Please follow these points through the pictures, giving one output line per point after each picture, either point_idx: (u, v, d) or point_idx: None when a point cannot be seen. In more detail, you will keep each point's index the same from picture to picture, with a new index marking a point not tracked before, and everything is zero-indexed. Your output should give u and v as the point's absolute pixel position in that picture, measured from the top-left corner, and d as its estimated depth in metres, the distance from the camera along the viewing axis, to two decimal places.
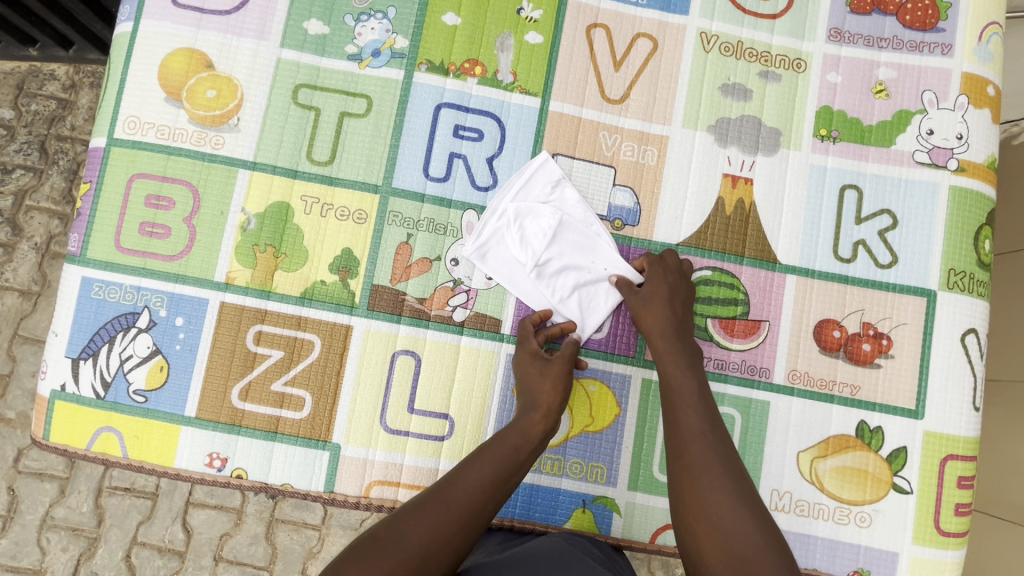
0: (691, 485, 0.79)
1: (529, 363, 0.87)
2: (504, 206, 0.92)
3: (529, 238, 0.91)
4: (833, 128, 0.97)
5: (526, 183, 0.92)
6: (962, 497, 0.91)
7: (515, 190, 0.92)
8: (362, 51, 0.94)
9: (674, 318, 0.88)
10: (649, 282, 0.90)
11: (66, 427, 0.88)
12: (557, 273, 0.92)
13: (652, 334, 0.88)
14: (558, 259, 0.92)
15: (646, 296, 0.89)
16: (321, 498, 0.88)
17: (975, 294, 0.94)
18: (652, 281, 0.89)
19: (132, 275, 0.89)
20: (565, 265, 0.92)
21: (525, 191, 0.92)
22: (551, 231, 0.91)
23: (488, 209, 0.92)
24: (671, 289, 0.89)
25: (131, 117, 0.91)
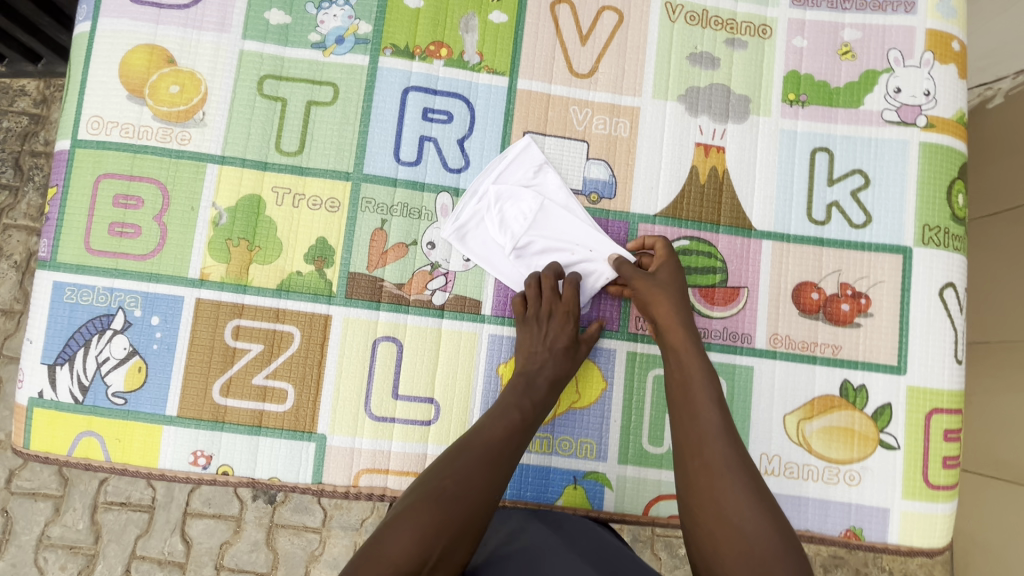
0: (709, 483, 0.75)
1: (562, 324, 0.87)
2: (485, 187, 0.91)
3: (507, 221, 0.92)
4: (801, 92, 0.97)
5: (509, 165, 0.92)
6: (950, 450, 0.92)
7: (497, 172, 0.92)
8: (326, 39, 0.93)
9: (685, 310, 0.87)
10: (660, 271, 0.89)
11: (45, 435, 0.86)
12: (535, 256, 0.93)
13: (664, 329, 0.87)
14: (539, 243, 0.93)
15: (659, 288, 0.88)
16: (310, 490, 0.87)
17: (951, 249, 0.95)
18: (663, 274, 0.89)
19: (104, 276, 0.88)
20: (546, 248, 0.93)
21: (508, 173, 0.92)
22: (531, 214, 0.91)
23: (468, 190, 0.92)
24: (680, 281, 0.89)
25: (95, 117, 0.90)
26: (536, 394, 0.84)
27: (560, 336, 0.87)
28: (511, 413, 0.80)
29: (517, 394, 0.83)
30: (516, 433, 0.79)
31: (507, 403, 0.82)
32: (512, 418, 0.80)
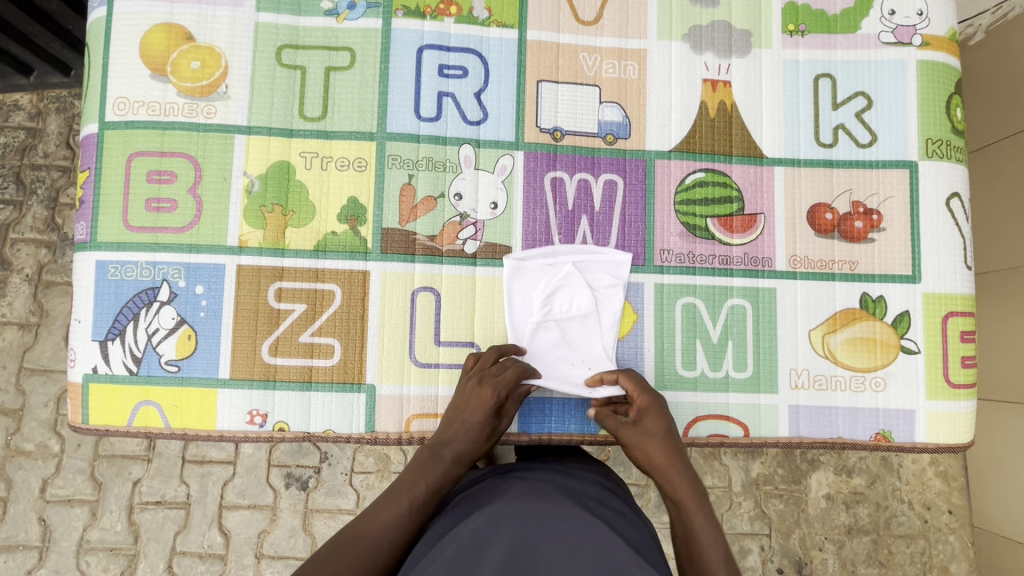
0: None
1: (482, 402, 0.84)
2: (566, 266, 0.94)
3: (551, 298, 0.94)
4: (800, 22, 1.01)
5: (592, 263, 0.95)
6: (967, 350, 0.97)
7: (580, 258, 0.95)
8: (338, 5, 0.95)
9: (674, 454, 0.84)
10: (648, 418, 0.87)
11: (103, 408, 0.89)
12: (549, 339, 0.94)
13: (654, 463, 0.84)
14: (555, 334, 0.94)
15: (643, 426, 0.87)
16: (363, 439, 0.91)
17: (954, 160, 0.99)
18: (649, 419, 0.87)
19: (146, 251, 0.90)
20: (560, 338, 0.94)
21: (588, 266, 0.95)
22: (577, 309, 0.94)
23: (542, 247, 0.95)
24: (668, 428, 0.87)
25: (121, 98, 0.92)
26: (440, 468, 0.80)
27: (475, 412, 0.84)
28: (408, 492, 0.76)
29: (420, 470, 0.80)
30: (409, 513, 0.74)
31: (406, 482, 0.78)
32: (404, 501, 0.75)
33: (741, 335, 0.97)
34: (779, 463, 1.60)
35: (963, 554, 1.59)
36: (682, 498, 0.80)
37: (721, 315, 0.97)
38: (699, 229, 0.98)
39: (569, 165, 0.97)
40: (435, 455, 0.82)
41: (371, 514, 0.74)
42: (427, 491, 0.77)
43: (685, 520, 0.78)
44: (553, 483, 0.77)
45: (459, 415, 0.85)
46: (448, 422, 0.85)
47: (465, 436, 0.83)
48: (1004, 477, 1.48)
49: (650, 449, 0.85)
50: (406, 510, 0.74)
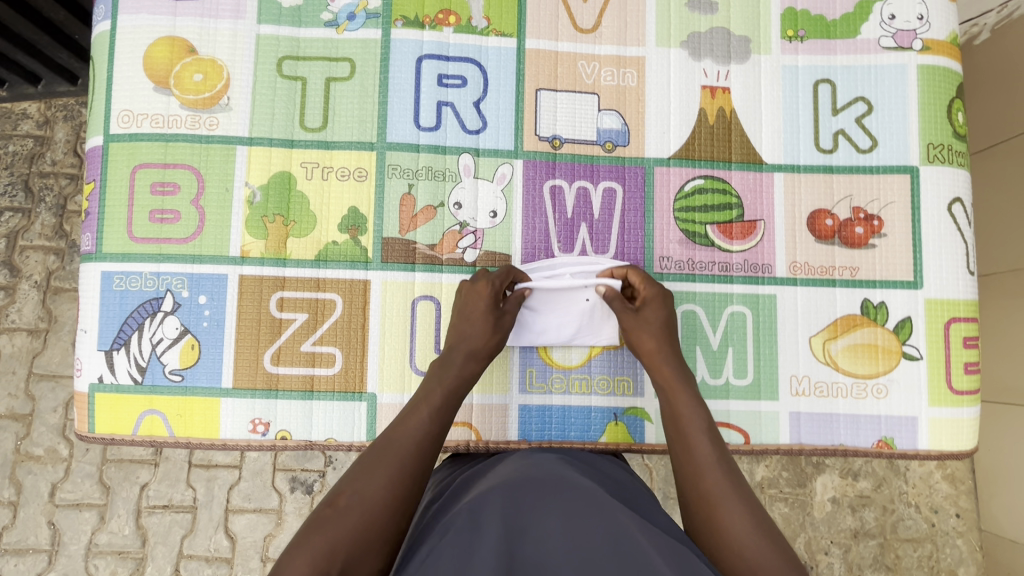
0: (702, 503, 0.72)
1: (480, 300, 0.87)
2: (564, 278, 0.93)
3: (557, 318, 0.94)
4: (799, 28, 1.01)
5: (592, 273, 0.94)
6: (970, 356, 0.96)
7: (580, 269, 0.93)
8: (338, 16, 0.96)
9: (671, 346, 0.88)
10: (648, 308, 0.90)
11: (109, 417, 0.91)
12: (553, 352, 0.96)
13: (666, 388, 0.85)
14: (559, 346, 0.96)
15: (644, 317, 0.89)
16: (365, 447, 0.92)
17: (956, 164, 0.99)
18: (650, 308, 0.89)
19: (150, 262, 0.92)
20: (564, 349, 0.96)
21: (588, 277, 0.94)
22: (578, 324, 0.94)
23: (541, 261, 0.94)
24: (667, 318, 0.89)
25: (124, 111, 0.93)
26: (451, 370, 0.84)
27: (477, 310, 0.87)
28: (422, 405, 0.80)
29: (433, 380, 0.83)
30: (432, 420, 0.78)
31: (420, 394, 0.81)
32: (422, 413, 0.78)
33: (742, 341, 0.97)
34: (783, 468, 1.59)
35: (971, 558, 1.58)
36: (689, 423, 0.79)
37: (721, 322, 0.97)
38: (698, 236, 0.98)
39: (568, 173, 0.97)
40: (445, 363, 0.84)
41: (394, 427, 0.77)
42: (446, 395, 0.81)
43: (691, 443, 0.78)
44: (555, 451, 0.81)
45: (461, 318, 0.87)
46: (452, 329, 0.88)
47: (472, 338, 0.86)
48: (1012, 482, 1.47)
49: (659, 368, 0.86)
50: (428, 419, 0.78)
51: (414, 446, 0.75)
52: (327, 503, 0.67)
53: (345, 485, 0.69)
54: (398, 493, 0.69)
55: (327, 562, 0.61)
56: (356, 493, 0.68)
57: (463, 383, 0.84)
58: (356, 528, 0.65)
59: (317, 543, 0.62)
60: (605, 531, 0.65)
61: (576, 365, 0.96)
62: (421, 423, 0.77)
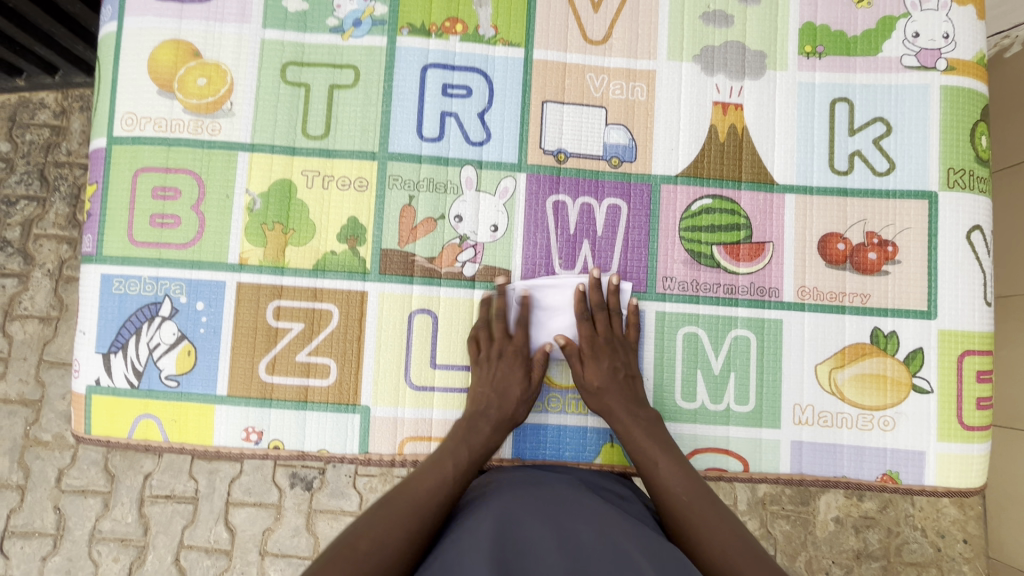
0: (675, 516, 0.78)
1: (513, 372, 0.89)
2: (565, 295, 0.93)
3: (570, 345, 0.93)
4: (817, 43, 0.97)
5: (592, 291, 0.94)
6: (983, 391, 0.93)
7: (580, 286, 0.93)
8: (344, 22, 0.95)
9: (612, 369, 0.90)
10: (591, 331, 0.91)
11: (105, 420, 0.91)
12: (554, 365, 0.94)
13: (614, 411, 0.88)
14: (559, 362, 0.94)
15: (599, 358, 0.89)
16: (357, 459, 0.91)
17: (977, 191, 0.95)
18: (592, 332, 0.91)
19: (149, 266, 0.92)
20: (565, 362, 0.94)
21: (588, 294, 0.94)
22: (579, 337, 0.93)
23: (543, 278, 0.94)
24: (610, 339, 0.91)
25: (128, 114, 0.93)
26: (479, 436, 0.85)
27: (511, 379, 0.88)
28: (448, 460, 0.81)
29: (459, 440, 0.84)
30: (454, 480, 0.79)
31: (447, 450, 0.83)
32: (447, 468, 0.80)
33: (745, 366, 0.94)
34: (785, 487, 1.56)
35: None
36: (647, 450, 0.84)
37: (724, 346, 0.95)
38: (704, 257, 0.95)
39: (572, 189, 0.95)
40: (473, 424, 0.86)
41: (415, 477, 0.78)
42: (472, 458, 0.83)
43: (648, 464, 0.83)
44: (549, 473, 0.81)
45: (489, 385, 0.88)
46: (482, 394, 0.88)
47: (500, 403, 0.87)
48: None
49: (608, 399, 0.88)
50: (450, 478, 0.79)
51: (435, 498, 0.76)
52: (346, 541, 0.67)
53: (364, 527, 0.69)
54: (417, 544, 0.70)
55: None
56: (377, 538, 0.68)
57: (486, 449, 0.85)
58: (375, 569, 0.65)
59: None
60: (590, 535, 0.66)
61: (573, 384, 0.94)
62: (445, 478, 0.79)
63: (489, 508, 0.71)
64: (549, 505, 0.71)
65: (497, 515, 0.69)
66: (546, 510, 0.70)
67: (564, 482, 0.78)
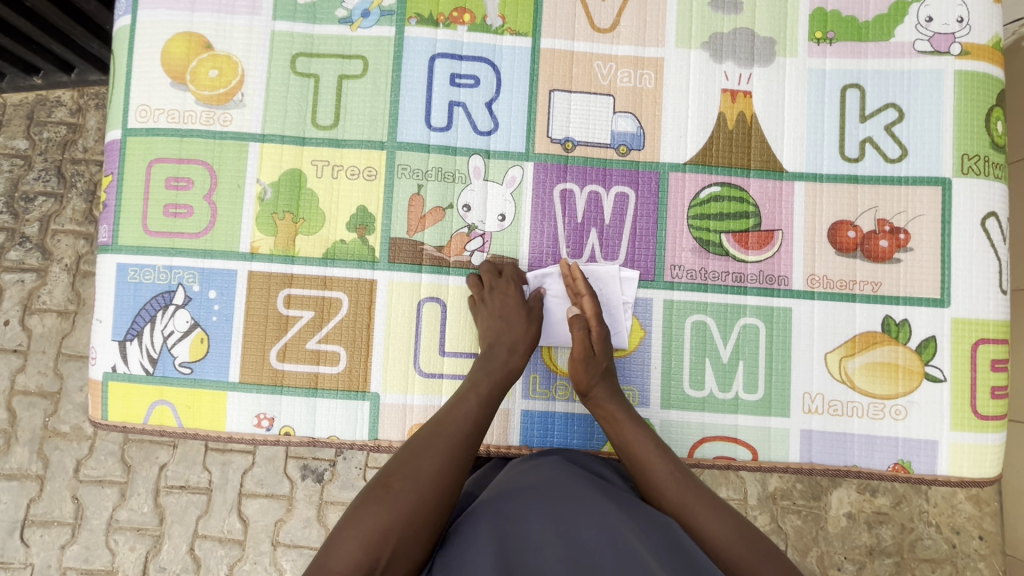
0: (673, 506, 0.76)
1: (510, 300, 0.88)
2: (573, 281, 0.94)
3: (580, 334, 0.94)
4: (828, 30, 0.96)
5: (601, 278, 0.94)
6: (998, 380, 0.92)
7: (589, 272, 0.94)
8: (352, 13, 0.96)
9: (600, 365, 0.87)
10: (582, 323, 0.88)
11: (121, 406, 0.93)
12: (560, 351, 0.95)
13: (604, 405, 0.85)
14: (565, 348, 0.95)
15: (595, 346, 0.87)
16: (366, 446, 0.92)
17: (992, 177, 0.93)
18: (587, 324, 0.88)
19: (163, 255, 0.93)
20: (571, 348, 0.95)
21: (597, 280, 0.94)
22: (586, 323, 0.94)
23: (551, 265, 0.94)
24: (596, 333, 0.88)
25: (142, 106, 0.95)
26: (499, 364, 0.85)
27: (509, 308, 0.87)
28: (470, 397, 0.81)
29: (477, 376, 0.84)
30: (479, 411, 0.80)
31: (470, 383, 0.84)
32: (468, 403, 0.81)
33: (753, 355, 0.94)
34: (796, 483, 1.55)
35: None
36: (639, 447, 0.81)
37: (733, 335, 0.94)
38: (712, 245, 0.95)
39: (580, 177, 0.95)
40: (488, 358, 0.86)
41: (442, 415, 0.79)
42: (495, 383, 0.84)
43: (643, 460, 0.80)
44: (556, 463, 0.80)
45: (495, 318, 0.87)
46: (488, 326, 0.88)
47: (505, 330, 0.87)
48: None
49: (600, 394, 0.86)
50: (475, 409, 0.80)
51: (462, 435, 0.76)
52: (379, 483, 0.69)
53: (395, 467, 0.71)
54: (451, 477, 0.72)
55: (380, 544, 0.63)
56: (409, 475, 0.69)
57: (511, 377, 0.86)
58: (411, 505, 0.67)
59: (370, 519, 0.65)
60: (591, 529, 0.65)
61: None
62: (470, 410, 0.80)
63: (496, 505, 0.70)
64: (556, 499, 0.70)
65: (502, 514, 0.68)
66: (548, 505, 0.69)
67: (571, 472, 0.77)
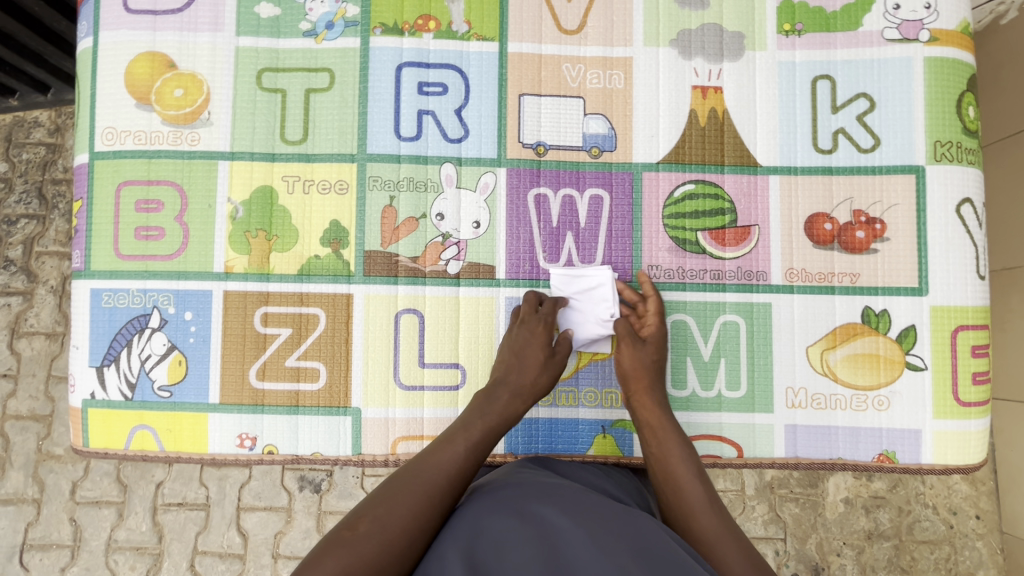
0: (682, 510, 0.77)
1: (536, 347, 0.88)
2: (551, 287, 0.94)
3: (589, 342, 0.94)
4: (796, 21, 0.96)
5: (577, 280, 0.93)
6: (978, 366, 0.92)
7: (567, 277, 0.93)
8: (317, 25, 0.95)
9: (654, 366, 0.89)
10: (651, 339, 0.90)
11: (101, 432, 0.92)
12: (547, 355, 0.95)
13: (643, 408, 0.87)
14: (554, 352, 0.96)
15: (640, 349, 0.89)
16: (351, 461, 0.92)
17: (965, 163, 0.93)
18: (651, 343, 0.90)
19: (136, 279, 0.93)
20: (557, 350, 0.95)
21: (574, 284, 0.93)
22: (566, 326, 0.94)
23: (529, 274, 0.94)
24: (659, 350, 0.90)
25: (108, 128, 0.94)
26: (494, 406, 0.84)
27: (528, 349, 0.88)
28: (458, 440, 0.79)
29: (473, 416, 0.83)
30: (465, 455, 0.78)
31: (457, 426, 0.82)
32: (457, 447, 0.78)
33: (734, 352, 0.94)
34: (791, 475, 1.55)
35: (991, 561, 1.52)
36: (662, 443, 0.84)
37: (713, 332, 0.94)
38: (689, 243, 0.94)
39: (553, 181, 0.95)
40: (488, 397, 0.85)
41: (430, 454, 0.77)
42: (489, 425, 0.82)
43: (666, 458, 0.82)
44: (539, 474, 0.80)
45: (515, 364, 0.87)
46: (502, 363, 0.88)
47: (521, 376, 0.86)
48: None
49: (643, 397, 0.87)
50: (463, 454, 0.78)
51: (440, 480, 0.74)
52: (346, 525, 0.66)
53: (366, 509, 0.68)
54: (425, 522, 0.68)
55: None
56: (378, 519, 0.66)
57: (503, 422, 0.84)
58: (376, 550, 0.63)
59: (331, 563, 0.60)
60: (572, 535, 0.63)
61: (563, 377, 0.95)
62: (453, 453, 0.77)
63: (467, 510, 0.71)
64: (536, 502, 0.70)
65: (471, 519, 0.68)
66: (527, 513, 0.68)
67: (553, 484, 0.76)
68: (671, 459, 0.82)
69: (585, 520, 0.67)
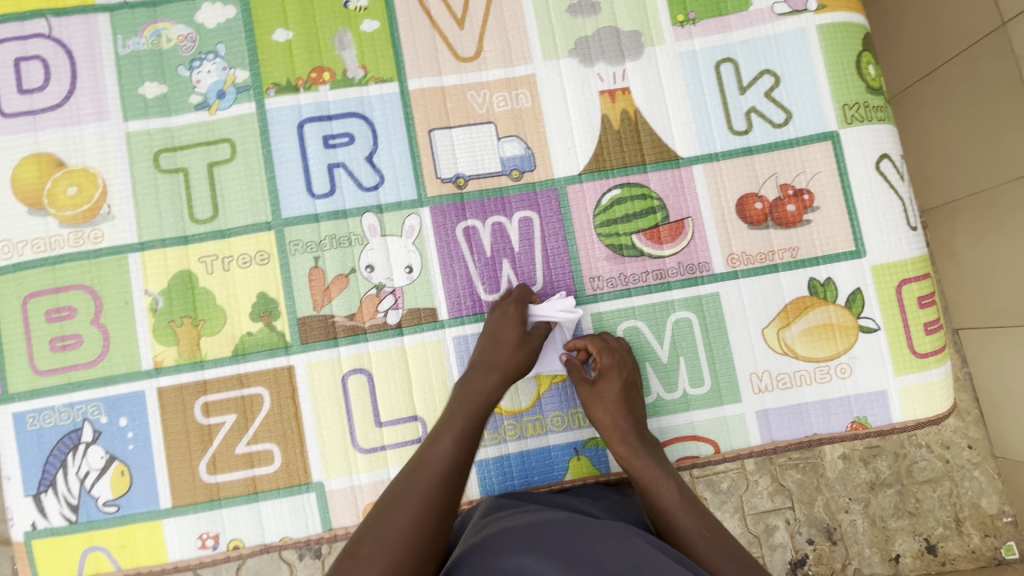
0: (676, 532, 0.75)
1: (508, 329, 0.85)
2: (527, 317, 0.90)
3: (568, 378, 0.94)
4: (689, 11, 0.96)
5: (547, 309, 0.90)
6: (928, 316, 0.92)
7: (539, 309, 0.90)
8: (207, 97, 0.91)
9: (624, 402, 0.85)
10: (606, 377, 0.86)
11: (50, 563, 0.86)
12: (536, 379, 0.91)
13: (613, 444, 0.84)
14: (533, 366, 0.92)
15: (599, 392, 0.85)
16: (323, 538, 0.87)
17: (876, 121, 0.94)
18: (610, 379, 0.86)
19: (60, 393, 0.87)
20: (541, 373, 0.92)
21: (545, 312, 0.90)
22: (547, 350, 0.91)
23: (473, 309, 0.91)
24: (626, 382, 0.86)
25: (3, 241, 0.88)
26: (476, 391, 0.82)
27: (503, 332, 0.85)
28: (446, 430, 0.78)
29: (457, 401, 0.82)
30: (456, 446, 0.77)
31: (444, 418, 0.80)
32: (447, 435, 0.78)
33: (692, 348, 0.92)
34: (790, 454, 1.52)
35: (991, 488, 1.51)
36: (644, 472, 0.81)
37: (667, 333, 0.93)
38: (626, 248, 0.93)
39: (479, 211, 0.93)
40: (470, 378, 0.83)
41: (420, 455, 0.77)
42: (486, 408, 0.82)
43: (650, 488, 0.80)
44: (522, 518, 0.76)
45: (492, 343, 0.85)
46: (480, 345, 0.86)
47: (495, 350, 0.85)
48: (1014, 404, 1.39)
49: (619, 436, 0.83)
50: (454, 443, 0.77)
51: (444, 476, 0.74)
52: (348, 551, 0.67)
53: (366, 531, 0.69)
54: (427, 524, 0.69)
55: None
56: (378, 540, 0.67)
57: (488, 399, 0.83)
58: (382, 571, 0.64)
59: None
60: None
61: (526, 407, 0.92)
62: (446, 447, 0.77)
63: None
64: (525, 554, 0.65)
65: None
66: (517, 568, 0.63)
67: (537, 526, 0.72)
68: (656, 486, 0.79)
69: (564, 555, 0.64)
